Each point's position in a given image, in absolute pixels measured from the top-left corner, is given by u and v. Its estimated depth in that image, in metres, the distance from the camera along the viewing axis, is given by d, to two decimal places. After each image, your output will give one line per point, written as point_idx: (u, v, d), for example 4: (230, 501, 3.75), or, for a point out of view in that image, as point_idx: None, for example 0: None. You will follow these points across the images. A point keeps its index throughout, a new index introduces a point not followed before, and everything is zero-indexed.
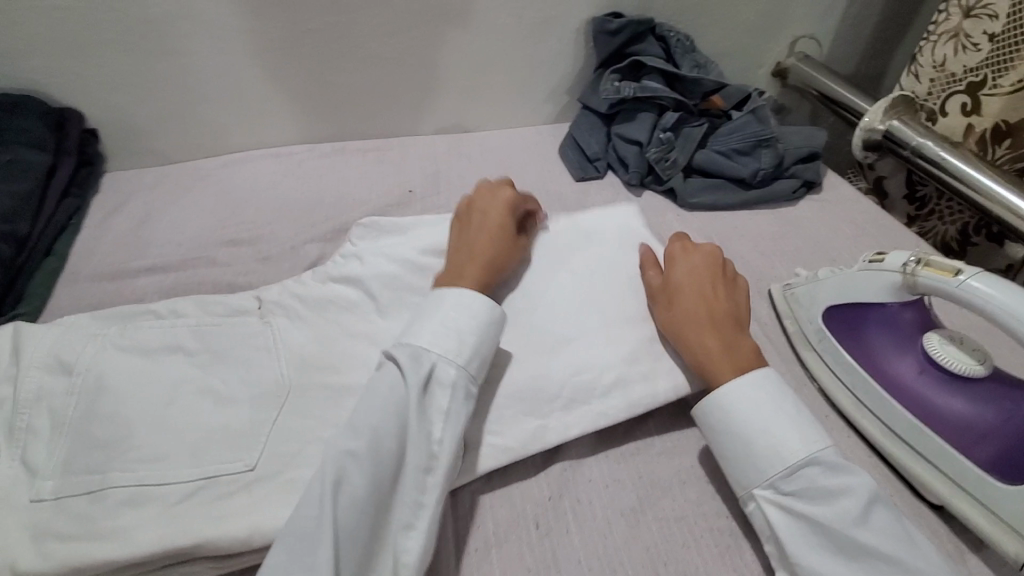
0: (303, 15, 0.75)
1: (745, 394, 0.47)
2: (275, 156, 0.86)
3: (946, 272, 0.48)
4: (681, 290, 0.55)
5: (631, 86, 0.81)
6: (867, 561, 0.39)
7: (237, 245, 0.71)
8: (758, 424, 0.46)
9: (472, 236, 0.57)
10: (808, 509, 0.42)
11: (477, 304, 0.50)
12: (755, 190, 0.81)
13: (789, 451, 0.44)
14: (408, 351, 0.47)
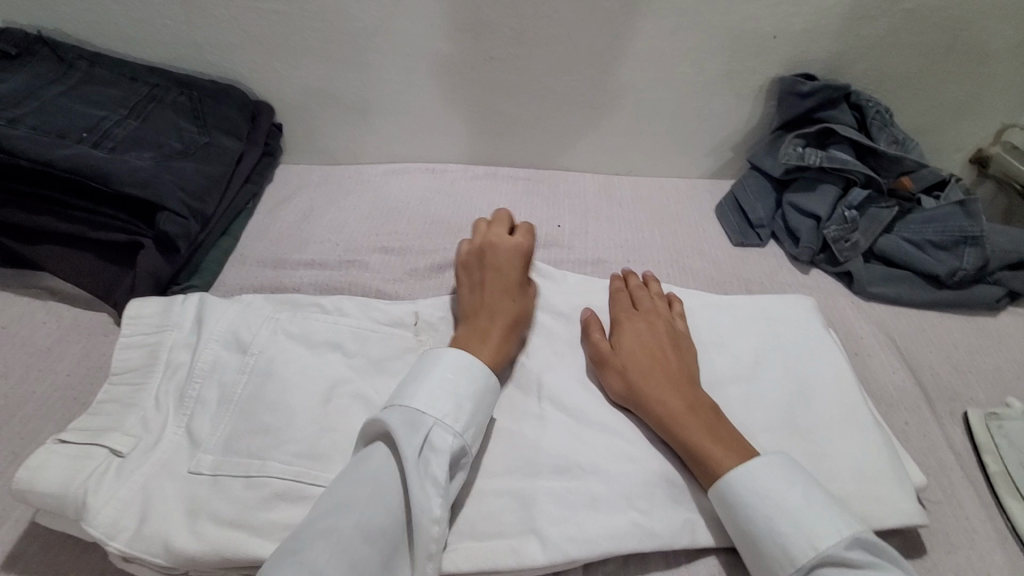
0: (489, 43, 0.77)
1: (749, 484, 0.44)
2: (430, 172, 0.88)
3: None
4: (630, 355, 0.53)
5: (817, 154, 0.75)
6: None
7: (388, 253, 0.73)
8: (764, 508, 0.42)
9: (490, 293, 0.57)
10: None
11: (477, 371, 0.48)
12: (948, 290, 0.70)
13: (797, 550, 0.40)
14: (402, 415, 0.44)
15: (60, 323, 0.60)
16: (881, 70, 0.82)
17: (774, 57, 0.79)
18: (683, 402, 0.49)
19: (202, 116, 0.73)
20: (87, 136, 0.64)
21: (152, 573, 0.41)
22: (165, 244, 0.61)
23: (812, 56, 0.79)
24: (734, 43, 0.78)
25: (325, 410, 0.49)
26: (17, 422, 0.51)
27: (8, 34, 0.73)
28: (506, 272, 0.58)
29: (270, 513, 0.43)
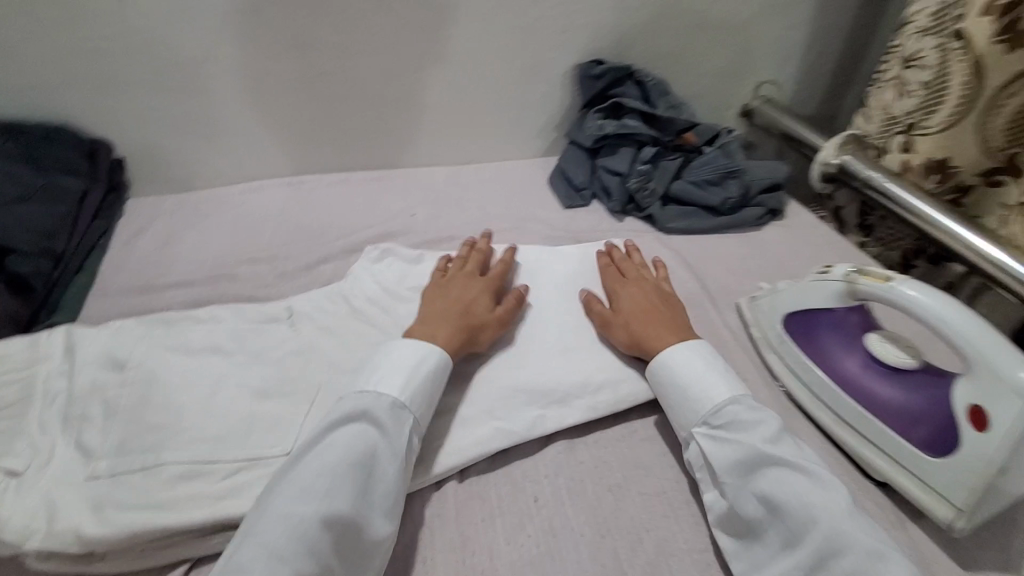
0: (319, 59, 0.84)
1: (684, 364, 0.57)
2: (287, 185, 0.93)
3: (881, 280, 0.57)
4: (630, 309, 0.64)
5: (612, 123, 0.91)
6: (775, 471, 0.47)
7: (256, 263, 0.78)
8: (694, 372, 0.56)
9: (454, 302, 0.63)
10: (730, 437, 0.51)
11: (428, 357, 0.56)
12: (724, 216, 0.90)
13: (714, 393, 0.54)
14: (361, 399, 0.51)
15: None
16: (654, 51, 1.01)
17: (569, 48, 0.95)
18: (677, 330, 0.61)
19: (37, 160, 0.74)
20: None
21: (70, 566, 0.46)
22: (19, 285, 0.64)
23: (598, 44, 0.96)
24: (533, 40, 0.92)
25: (210, 400, 0.54)
26: None
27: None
28: (473, 292, 0.64)
29: (171, 493, 0.48)
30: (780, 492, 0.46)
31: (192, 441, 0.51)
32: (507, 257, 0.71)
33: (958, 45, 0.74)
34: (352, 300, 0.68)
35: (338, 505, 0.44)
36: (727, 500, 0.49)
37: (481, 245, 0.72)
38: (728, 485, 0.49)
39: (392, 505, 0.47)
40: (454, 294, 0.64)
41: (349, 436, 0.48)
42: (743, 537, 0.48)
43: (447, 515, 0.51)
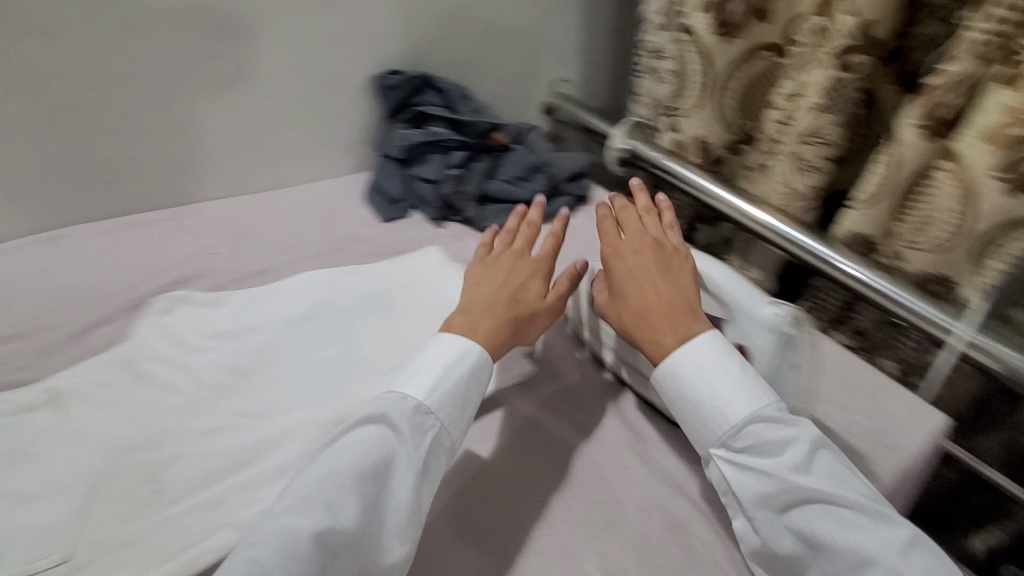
0: (58, 95, 0.73)
1: (689, 362, 0.54)
2: (45, 243, 0.79)
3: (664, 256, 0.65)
4: (625, 288, 0.60)
5: (418, 133, 0.92)
6: (818, 506, 0.47)
7: (8, 341, 0.64)
8: (702, 381, 0.53)
9: (506, 290, 0.62)
10: (756, 462, 0.50)
11: (466, 353, 0.55)
12: (538, 209, 0.94)
13: (735, 412, 0.51)
14: (392, 402, 0.52)
15: None
16: (449, 57, 1.02)
17: (359, 60, 0.92)
18: (677, 322, 0.56)
19: None
20: None
21: None
22: None
23: (389, 54, 0.95)
24: (318, 55, 0.88)
25: None
26: None
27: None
28: (529, 271, 0.65)
29: None
30: (824, 533, 0.46)
31: None
32: (557, 229, 0.70)
33: (690, 39, 0.85)
34: (136, 364, 0.60)
35: (342, 521, 0.44)
36: (760, 534, 0.49)
37: (532, 217, 0.72)
38: (758, 520, 0.49)
39: (406, 523, 0.46)
40: (514, 274, 0.64)
41: (366, 446, 0.49)
42: (771, 561, 0.50)
43: None
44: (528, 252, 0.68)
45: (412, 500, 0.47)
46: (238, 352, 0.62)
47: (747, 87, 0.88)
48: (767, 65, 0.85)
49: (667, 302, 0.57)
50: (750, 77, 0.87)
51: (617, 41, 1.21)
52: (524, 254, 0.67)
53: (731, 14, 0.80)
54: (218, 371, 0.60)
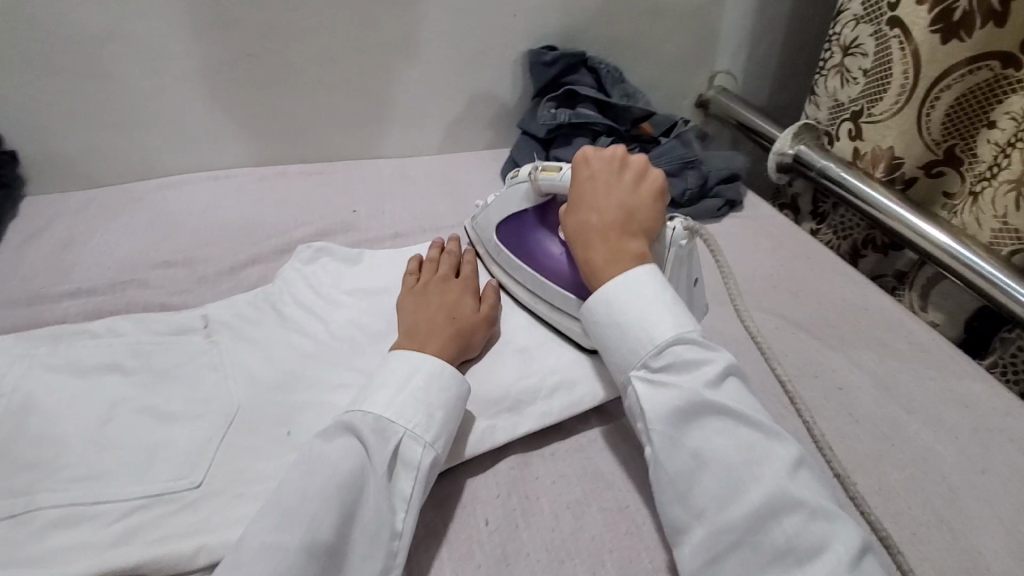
0: (244, 40, 0.75)
1: (619, 281, 0.50)
2: (212, 180, 0.82)
3: (553, 171, 0.62)
4: (574, 209, 0.57)
5: (566, 113, 0.87)
6: (714, 424, 0.42)
7: (171, 266, 0.67)
8: (625, 306, 0.49)
9: (443, 307, 0.56)
10: (670, 383, 0.45)
11: (450, 376, 0.48)
12: (683, 208, 0.87)
13: (655, 332, 0.47)
14: (367, 419, 0.44)
15: None
16: (610, 37, 0.96)
17: (521, 31, 0.88)
18: (615, 245, 0.53)
19: None
20: None
21: None
22: None
23: (548, 29, 0.90)
24: (479, 23, 0.85)
25: (106, 431, 0.46)
26: None
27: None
28: (462, 296, 0.59)
29: (59, 512, 0.41)
30: (718, 451, 0.41)
31: (78, 476, 0.43)
32: (472, 256, 0.66)
33: (896, 32, 0.74)
34: (281, 306, 0.61)
35: (321, 554, 0.37)
36: (653, 449, 0.44)
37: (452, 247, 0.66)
38: (658, 438, 0.44)
39: (378, 553, 0.40)
40: (447, 298, 0.58)
41: (346, 467, 0.41)
42: (656, 489, 0.44)
43: None
44: (453, 275, 0.62)
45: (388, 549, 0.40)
46: (372, 310, 0.61)
47: (961, 101, 0.73)
48: (990, 76, 0.70)
49: (615, 232, 0.54)
50: (964, 90, 0.72)
51: (792, 36, 1.09)
52: (451, 276, 0.62)
53: (956, 9, 0.68)
54: (351, 325, 0.59)
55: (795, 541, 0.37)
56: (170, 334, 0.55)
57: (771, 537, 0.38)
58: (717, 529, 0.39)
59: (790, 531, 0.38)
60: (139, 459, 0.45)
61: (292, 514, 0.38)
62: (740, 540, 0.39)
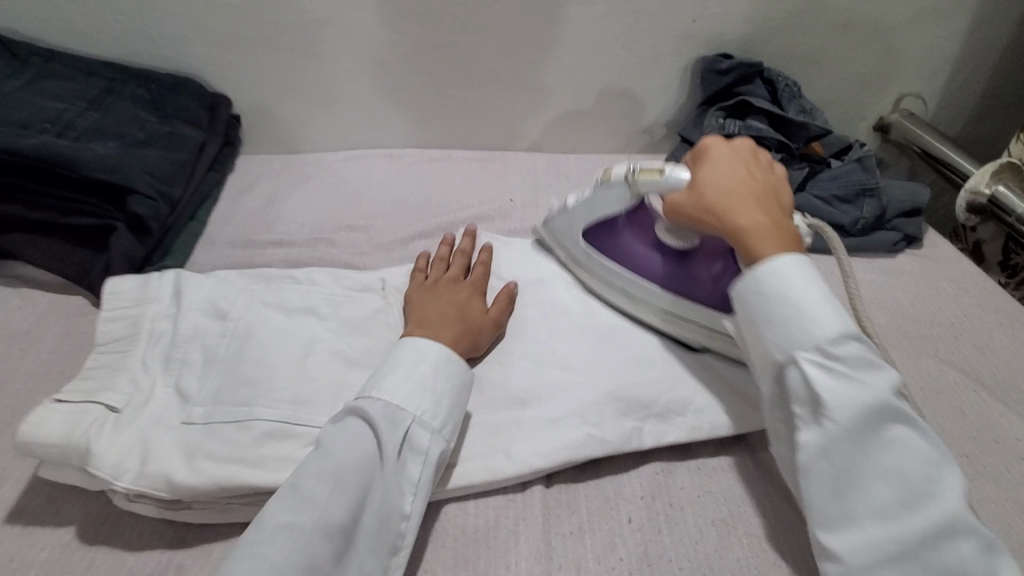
0: (439, 31, 0.80)
1: (794, 264, 0.48)
2: (389, 157, 0.90)
3: (655, 173, 0.56)
4: (712, 184, 0.53)
5: (736, 124, 0.83)
6: (902, 438, 0.42)
7: (353, 231, 0.75)
8: (804, 290, 0.46)
9: (451, 306, 0.56)
10: (851, 375, 0.43)
11: (454, 364, 0.49)
12: (853, 237, 0.81)
13: (842, 323, 0.45)
14: (381, 407, 0.45)
15: (34, 306, 0.59)
16: (789, 49, 0.91)
17: (699, 37, 0.86)
18: (779, 223, 0.51)
19: (163, 106, 0.72)
20: (49, 127, 0.62)
21: (156, 511, 0.43)
22: (135, 225, 0.60)
23: (727, 37, 0.87)
24: (657, 27, 0.84)
25: (305, 364, 0.52)
26: (5, 398, 0.51)
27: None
28: (467, 297, 0.58)
29: (272, 424, 0.47)
30: (904, 464, 0.41)
31: (283, 399, 0.48)
32: (483, 257, 0.65)
33: None
34: None
35: (337, 522, 0.40)
36: (827, 447, 0.42)
37: (462, 246, 0.65)
38: (835, 432, 0.42)
39: (385, 533, 0.42)
40: (449, 299, 0.57)
41: (360, 449, 0.43)
42: None
43: (535, 520, 0.46)
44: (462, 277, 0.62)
45: (397, 529, 0.43)
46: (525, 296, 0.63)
47: None
48: None
49: (772, 210, 0.51)
50: None
51: (1004, 60, 0.96)
52: (460, 278, 0.62)
53: None
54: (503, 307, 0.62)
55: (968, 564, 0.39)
56: (353, 291, 0.62)
57: (939, 551, 0.39)
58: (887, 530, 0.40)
59: (965, 555, 0.39)
60: (327, 395, 0.50)
61: (312, 495, 0.41)
62: (909, 549, 0.40)
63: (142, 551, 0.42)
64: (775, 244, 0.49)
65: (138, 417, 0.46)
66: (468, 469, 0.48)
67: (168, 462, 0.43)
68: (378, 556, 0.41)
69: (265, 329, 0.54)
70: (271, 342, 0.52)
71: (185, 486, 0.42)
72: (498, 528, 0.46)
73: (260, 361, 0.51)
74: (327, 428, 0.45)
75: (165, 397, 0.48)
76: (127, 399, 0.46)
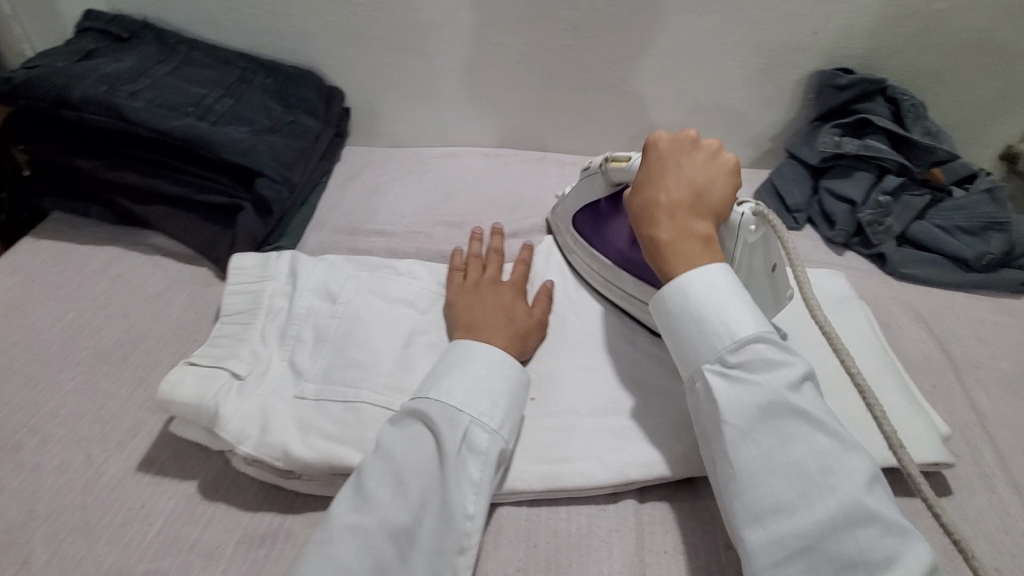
0: (548, 35, 0.81)
1: (701, 273, 0.46)
2: (485, 155, 0.91)
3: (623, 161, 0.59)
4: (642, 193, 0.52)
5: (854, 143, 0.78)
6: (788, 428, 0.40)
7: (450, 226, 0.77)
8: (710, 298, 0.45)
9: (496, 309, 0.55)
10: (750, 380, 0.42)
11: (509, 367, 0.48)
12: (976, 273, 0.75)
13: (731, 332, 0.44)
14: (439, 408, 0.44)
15: (165, 274, 0.64)
16: (916, 68, 0.85)
17: (817, 51, 0.82)
18: (669, 226, 0.49)
19: (287, 96, 0.76)
20: (193, 110, 0.66)
21: (271, 477, 0.46)
22: (260, 206, 0.64)
23: (849, 51, 0.82)
24: (773, 38, 0.81)
25: (407, 353, 0.53)
26: (140, 355, 0.55)
27: (93, 13, 0.75)
28: (507, 300, 0.57)
29: (377, 408, 0.48)
30: (797, 453, 0.39)
31: (388, 385, 0.50)
32: (522, 257, 0.64)
33: None
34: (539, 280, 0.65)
35: (400, 521, 0.40)
36: (726, 451, 0.41)
37: (498, 247, 0.64)
38: (732, 436, 0.41)
39: (450, 536, 0.41)
40: (491, 302, 0.56)
41: (421, 450, 0.43)
42: None
43: (627, 533, 0.46)
44: (499, 278, 0.61)
45: (466, 531, 0.41)
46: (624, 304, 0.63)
47: None
48: None
49: (663, 213, 0.50)
50: None
51: None
52: (499, 279, 0.61)
53: None
54: (598, 313, 0.62)
55: (871, 551, 0.36)
56: None
57: (842, 542, 0.36)
58: (781, 527, 0.38)
59: (862, 542, 0.36)
60: None
61: (374, 496, 0.41)
62: (808, 546, 0.37)
63: (256, 513, 0.45)
64: (662, 256, 0.49)
65: (257, 387, 0.49)
66: (564, 473, 0.47)
67: (284, 434, 0.46)
68: (444, 560, 0.40)
69: (371, 315, 0.56)
70: (377, 328, 0.55)
71: (301, 458, 0.44)
72: (590, 537, 0.45)
73: (367, 346, 0.53)
74: (388, 426, 0.45)
75: (280, 371, 0.51)
76: (248, 369, 0.50)
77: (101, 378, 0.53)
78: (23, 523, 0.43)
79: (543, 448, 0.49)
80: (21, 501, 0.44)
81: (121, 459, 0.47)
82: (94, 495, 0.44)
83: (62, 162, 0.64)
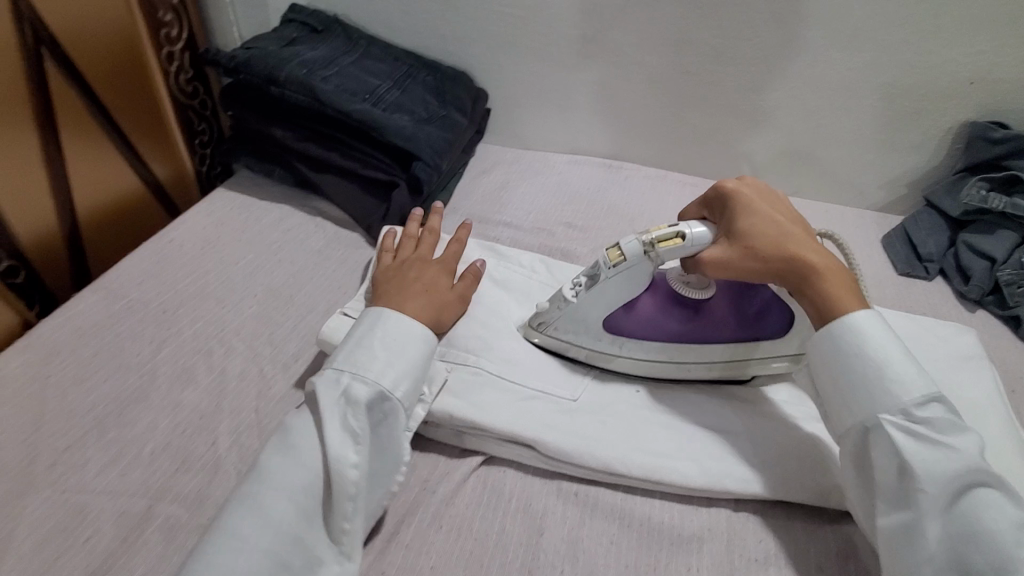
0: (690, 59, 0.84)
1: (876, 324, 0.48)
2: (607, 167, 0.96)
3: (674, 240, 0.54)
4: (755, 209, 0.55)
5: (1002, 199, 0.75)
6: (983, 499, 0.41)
7: (570, 228, 0.82)
8: (888, 351, 0.46)
9: (414, 282, 0.57)
10: (938, 439, 0.43)
11: (398, 327, 0.51)
12: None
13: (914, 387, 0.45)
14: (324, 377, 0.48)
15: (325, 234, 0.74)
16: None
17: (972, 101, 0.79)
18: (803, 237, 0.53)
19: (443, 93, 0.85)
20: (369, 97, 0.77)
21: None
22: (413, 185, 0.73)
23: (1011, 105, 0.78)
24: (924, 83, 0.79)
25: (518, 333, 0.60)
26: (304, 297, 0.65)
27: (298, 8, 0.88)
28: (427, 275, 0.59)
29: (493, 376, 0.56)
30: (993, 524, 0.40)
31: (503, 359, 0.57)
32: (458, 236, 0.66)
33: None
34: None
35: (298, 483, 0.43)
36: (916, 514, 0.42)
37: (430, 226, 0.66)
38: (925, 498, 0.41)
39: (338, 485, 0.44)
40: (414, 279, 0.58)
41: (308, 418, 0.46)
42: None
43: (718, 534, 0.49)
44: (429, 257, 0.63)
45: (348, 476, 0.44)
46: None
47: None
48: None
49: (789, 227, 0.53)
50: None
51: None
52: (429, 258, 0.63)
53: None
54: None
55: None
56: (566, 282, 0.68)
57: None
58: None
59: None
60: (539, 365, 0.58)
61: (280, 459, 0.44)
62: None
63: None
64: (806, 260, 0.51)
65: None
66: (661, 464, 0.51)
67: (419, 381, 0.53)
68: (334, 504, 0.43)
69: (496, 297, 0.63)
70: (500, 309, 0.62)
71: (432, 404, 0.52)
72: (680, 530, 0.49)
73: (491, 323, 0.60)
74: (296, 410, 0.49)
75: None
76: None
77: (273, 310, 0.63)
78: (212, 413, 0.52)
79: (644, 440, 0.53)
80: (210, 396, 0.54)
81: (286, 378, 0.56)
82: (265, 403, 0.54)
83: (260, 129, 0.77)
